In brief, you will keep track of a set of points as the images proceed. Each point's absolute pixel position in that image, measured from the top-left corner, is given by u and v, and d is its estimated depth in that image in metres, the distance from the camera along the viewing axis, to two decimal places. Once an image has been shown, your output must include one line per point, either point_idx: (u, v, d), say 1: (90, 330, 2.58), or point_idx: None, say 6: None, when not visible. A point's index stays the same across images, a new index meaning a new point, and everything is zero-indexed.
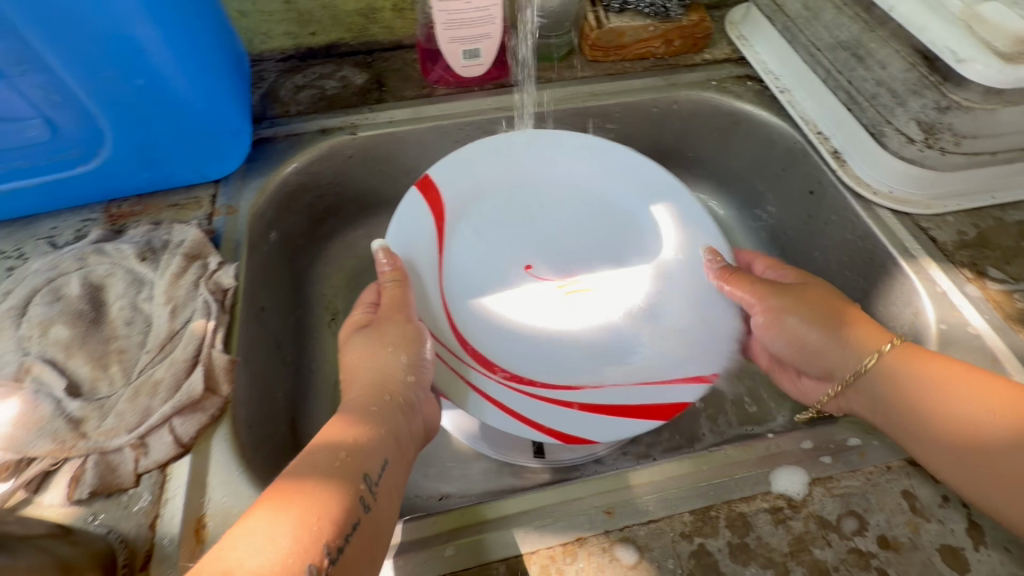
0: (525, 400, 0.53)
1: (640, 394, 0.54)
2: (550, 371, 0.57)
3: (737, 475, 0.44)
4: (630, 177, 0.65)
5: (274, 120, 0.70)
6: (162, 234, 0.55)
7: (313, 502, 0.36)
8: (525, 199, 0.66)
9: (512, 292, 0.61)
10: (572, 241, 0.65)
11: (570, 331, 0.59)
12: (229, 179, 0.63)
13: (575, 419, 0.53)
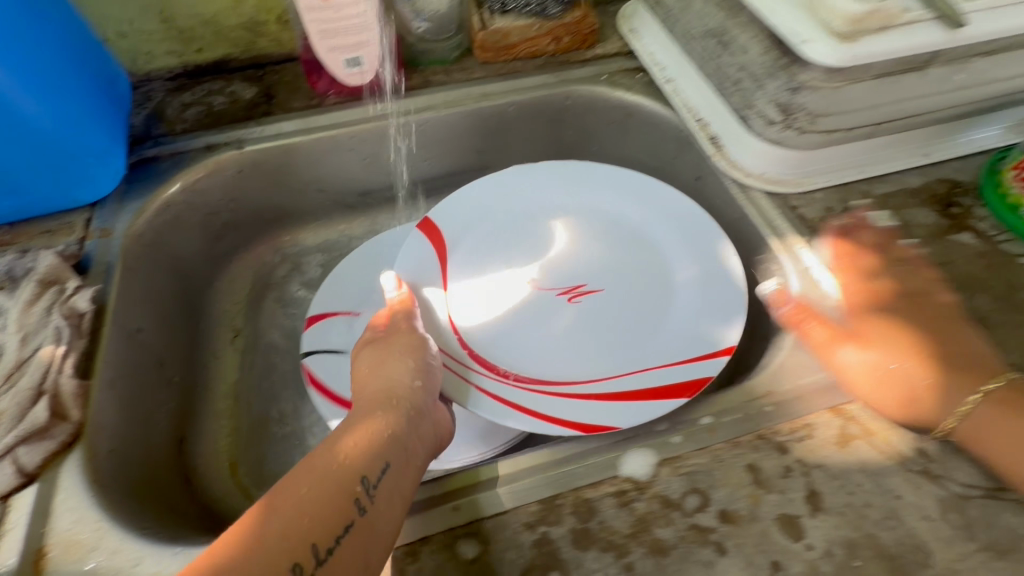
0: (536, 399, 0.54)
1: (649, 375, 0.54)
2: (565, 371, 0.56)
3: (588, 461, 0.44)
4: (623, 199, 0.67)
5: (159, 139, 0.69)
6: (25, 263, 0.54)
7: (289, 522, 0.36)
8: (542, 216, 0.68)
9: (520, 303, 0.61)
10: (579, 255, 0.65)
11: (579, 331, 0.60)
12: (105, 202, 0.62)
13: (592, 407, 0.50)
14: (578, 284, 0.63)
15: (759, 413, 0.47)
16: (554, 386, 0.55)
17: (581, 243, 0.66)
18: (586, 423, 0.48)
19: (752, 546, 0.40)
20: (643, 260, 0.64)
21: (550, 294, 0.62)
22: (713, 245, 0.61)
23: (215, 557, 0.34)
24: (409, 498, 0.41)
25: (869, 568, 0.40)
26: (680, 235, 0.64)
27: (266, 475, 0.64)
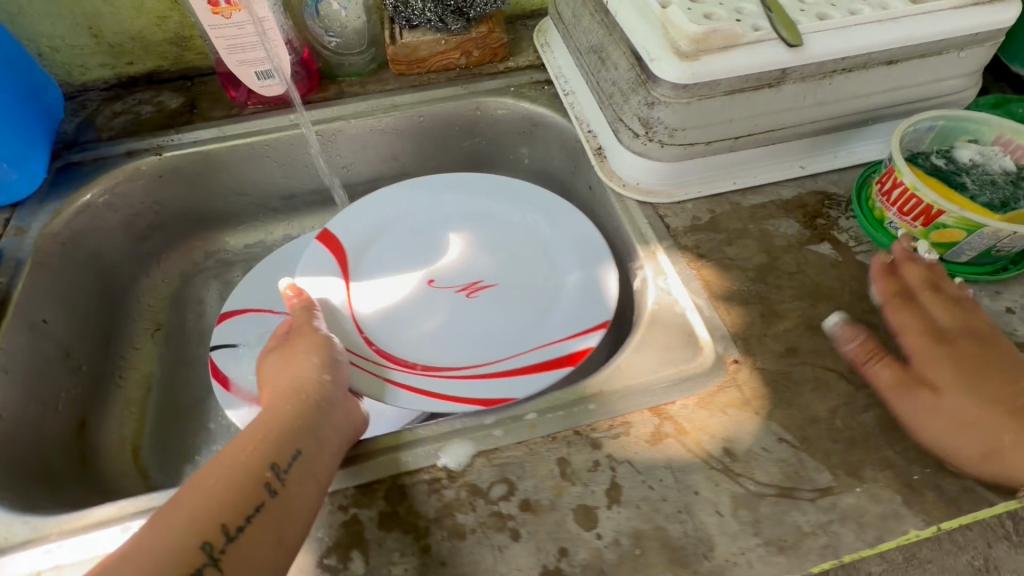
0: (440, 381, 0.56)
1: (542, 352, 0.58)
2: (468, 357, 0.60)
3: (410, 450, 0.47)
4: (522, 205, 0.72)
5: (85, 145, 0.75)
6: None
7: (199, 507, 0.38)
8: (437, 218, 0.73)
9: (424, 298, 0.65)
10: (470, 251, 0.70)
11: (482, 321, 0.63)
12: (25, 203, 0.68)
13: (488, 385, 0.54)
14: (475, 280, 0.67)
15: (581, 410, 0.50)
16: (458, 370, 0.58)
17: (477, 245, 0.70)
18: (481, 397, 0.52)
19: (544, 533, 0.43)
20: (528, 251, 0.69)
21: (452, 291, 0.66)
22: (587, 235, 0.67)
23: (126, 550, 0.36)
24: (323, 479, 0.43)
25: (652, 557, 0.42)
26: (559, 226, 0.69)
27: (166, 460, 0.68)
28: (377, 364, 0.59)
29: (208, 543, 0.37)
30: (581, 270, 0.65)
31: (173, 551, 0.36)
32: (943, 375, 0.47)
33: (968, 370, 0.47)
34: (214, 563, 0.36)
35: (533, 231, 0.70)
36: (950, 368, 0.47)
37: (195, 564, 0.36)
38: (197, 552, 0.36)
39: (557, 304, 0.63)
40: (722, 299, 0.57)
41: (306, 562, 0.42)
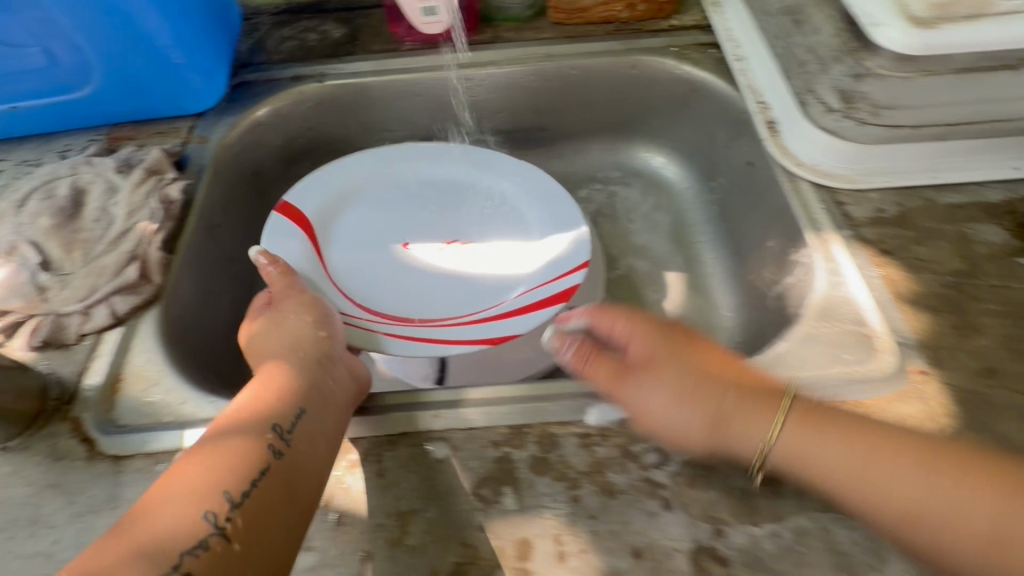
0: (452, 328, 0.63)
1: (541, 291, 0.65)
2: (451, 309, 0.66)
3: (561, 402, 0.47)
4: (495, 171, 0.76)
5: (258, 67, 0.79)
6: (140, 154, 0.66)
7: (204, 480, 0.39)
8: (394, 178, 0.76)
9: (392, 254, 0.71)
10: (429, 212, 0.75)
11: (467, 279, 0.69)
12: (207, 114, 0.72)
13: (496, 326, 0.62)
14: (452, 237, 0.72)
15: None
16: (460, 317, 0.65)
17: (435, 207, 0.75)
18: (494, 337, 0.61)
19: (699, 510, 0.42)
20: (490, 219, 0.74)
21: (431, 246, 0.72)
22: (562, 208, 0.71)
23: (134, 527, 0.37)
24: (329, 434, 0.44)
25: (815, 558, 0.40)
26: (523, 196, 0.74)
27: None
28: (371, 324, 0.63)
29: (212, 513, 0.38)
30: (555, 234, 0.70)
31: (185, 522, 0.38)
32: (675, 372, 0.45)
33: (669, 378, 0.45)
34: (223, 533, 0.38)
35: (496, 194, 0.75)
36: (654, 376, 0.45)
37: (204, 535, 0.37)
38: (205, 521, 0.38)
39: (536, 255, 0.70)
40: (909, 304, 0.51)
41: (460, 488, 0.43)
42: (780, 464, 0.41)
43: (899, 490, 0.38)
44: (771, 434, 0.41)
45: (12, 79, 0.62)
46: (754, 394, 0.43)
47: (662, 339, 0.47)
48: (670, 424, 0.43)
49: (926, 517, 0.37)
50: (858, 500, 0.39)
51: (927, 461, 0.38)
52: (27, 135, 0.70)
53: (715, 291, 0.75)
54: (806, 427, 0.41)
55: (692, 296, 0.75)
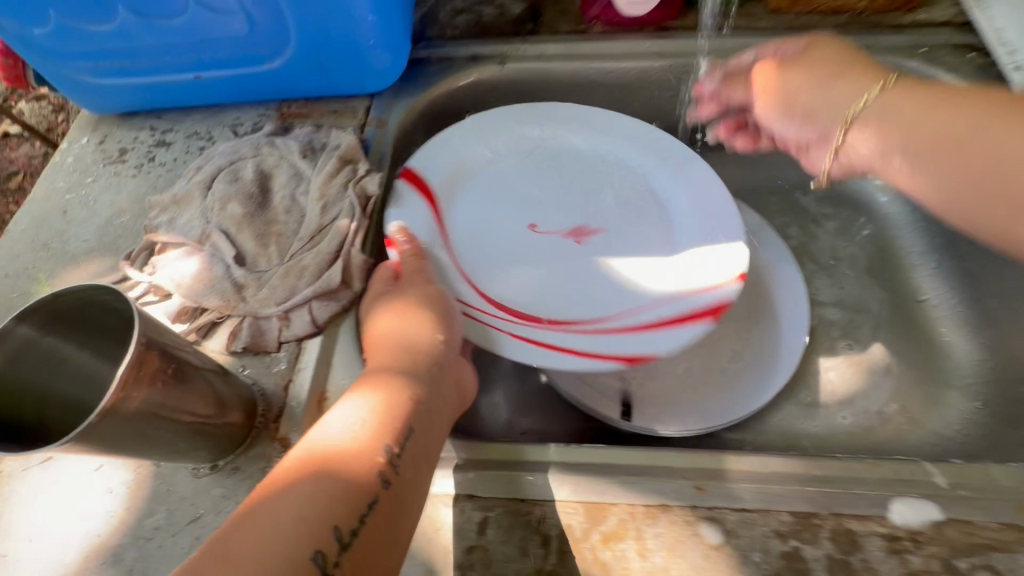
0: (577, 337, 0.50)
1: (680, 305, 0.51)
2: (579, 312, 0.53)
3: (854, 490, 0.39)
4: (635, 143, 0.62)
5: (430, 42, 0.70)
6: (322, 137, 0.60)
7: (298, 523, 0.30)
8: (527, 148, 0.62)
9: (519, 240, 0.57)
10: (564, 190, 0.61)
11: (605, 277, 0.55)
12: (383, 94, 0.65)
13: (625, 342, 0.49)
14: (581, 224, 0.59)
15: None
16: (592, 325, 0.51)
17: (564, 182, 0.61)
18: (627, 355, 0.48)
19: None
20: (630, 207, 0.60)
21: (556, 236, 0.58)
22: (709, 202, 0.57)
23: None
24: (433, 465, 0.37)
25: None
26: (669, 186, 0.60)
27: None
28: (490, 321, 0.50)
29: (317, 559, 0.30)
30: (705, 241, 0.55)
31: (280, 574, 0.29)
32: (844, 79, 0.47)
33: (829, 71, 0.48)
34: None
35: (634, 175, 0.61)
36: (818, 62, 0.49)
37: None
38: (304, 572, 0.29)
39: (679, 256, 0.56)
40: None
41: None
42: (859, 165, 0.47)
43: (961, 132, 0.39)
44: (859, 105, 0.45)
45: (202, 45, 0.57)
46: (859, 67, 0.47)
47: (840, 61, 0.48)
48: (779, 109, 0.52)
49: (972, 138, 0.39)
50: (896, 179, 0.44)
51: (968, 105, 0.40)
52: (198, 104, 0.66)
53: (941, 340, 0.65)
54: (898, 140, 0.43)
55: (911, 342, 0.65)
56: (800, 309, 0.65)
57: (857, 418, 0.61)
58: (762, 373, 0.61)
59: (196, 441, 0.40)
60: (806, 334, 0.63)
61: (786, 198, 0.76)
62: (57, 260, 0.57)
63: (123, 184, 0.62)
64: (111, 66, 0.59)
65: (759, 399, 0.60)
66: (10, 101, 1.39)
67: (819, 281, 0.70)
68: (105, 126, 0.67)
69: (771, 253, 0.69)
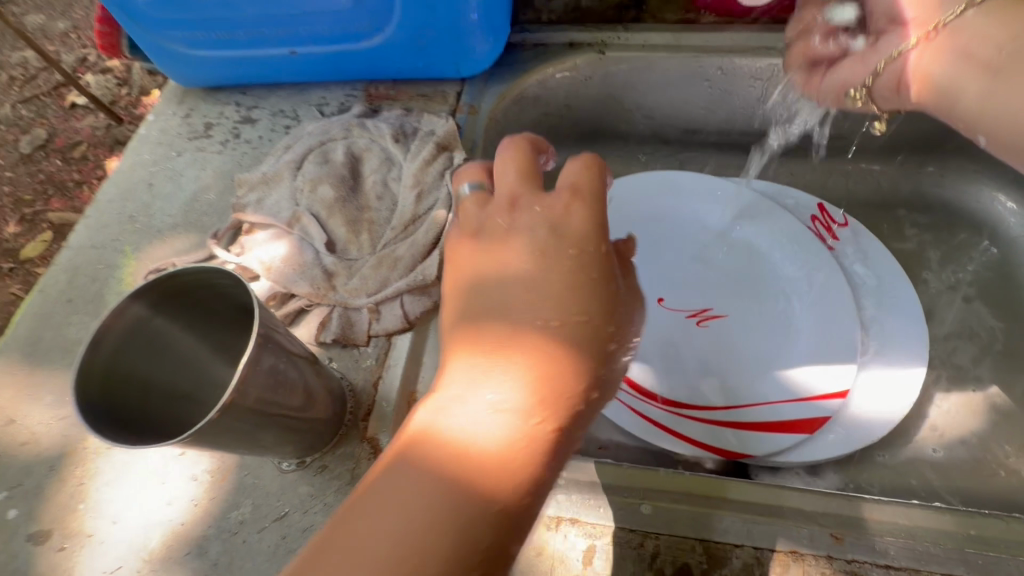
0: (691, 424, 0.56)
1: (795, 411, 0.56)
2: (698, 391, 0.59)
3: (1019, 555, 0.35)
4: (772, 230, 0.67)
5: (524, 27, 0.67)
6: (413, 121, 0.57)
7: (423, 541, 0.25)
8: (662, 220, 0.69)
9: (646, 314, 0.64)
10: (686, 269, 0.66)
11: (722, 362, 0.60)
12: (475, 80, 0.62)
13: (736, 436, 0.55)
14: (705, 307, 0.64)
15: None
16: (707, 410, 0.57)
17: (695, 266, 0.66)
18: (736, 451, 0.54)
19: None
20: (750, 292, 0.64)
21: (680, 314, 0.63)
22: (833, 299, 0.61)
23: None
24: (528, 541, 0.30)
25: None
26: (788, 279, 0.64)
27: None
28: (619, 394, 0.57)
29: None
30: (817, 351, 0.59)
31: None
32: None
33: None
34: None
35: (768, 261, 0.66)
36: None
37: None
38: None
39: (797, 352, 0.60)
40: None
41: None
42: (935, 83, 0.43)
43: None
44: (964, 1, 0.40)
45: (301, 20, 0.55)
46: None
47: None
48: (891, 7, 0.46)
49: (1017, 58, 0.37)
50: (968, 104, 0.40)
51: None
52: (285, 81, 0.64)
53: None
54: (957, 40, 0.40)
55: None
56: (918, 336, 0.59)
57: (977, 463, 0.55)
58: (877, 404, 0.56)
59: (282, 438, 0.37)
60: (923, 364, 0.58)
61: (893, 213, 0.70)
62: (142, 234, 0.56)
63: (208, 159, 0.60)
64: (208, 37, 0.58)
65: (870, 433, 0.54)
66: (79, 72, 1.41)
67: (931, 306, 0.64)
68: (190, 99, 0.66)
69: (883, 276, 0.64)
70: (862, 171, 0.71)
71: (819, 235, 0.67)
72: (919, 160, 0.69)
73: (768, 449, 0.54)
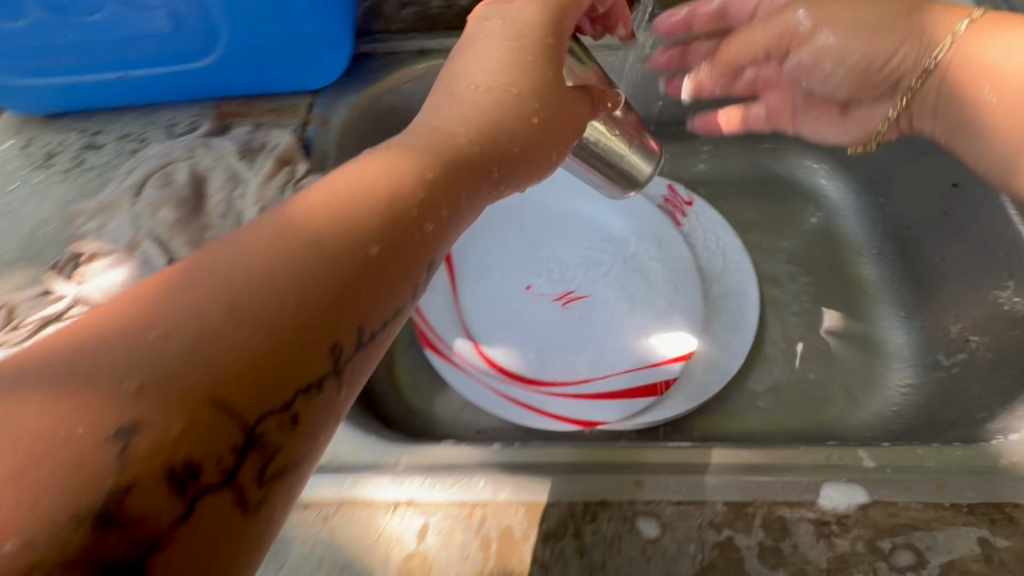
0: (550, 400, 0.60)
1: (643, 376, 0.62)
2: (559, 369, 0.63)
3: (786, 477, 0.40)
4: (625, 214, 0.73)
5: (375, 36, 0.69)
6: (261, 137, 0.58)
7: (199, 345, 0.23)
8: (530, 214, 0.74)
9: (513, 302, 0.68)
10: (551, 256, 0.71)
11: (581, 339, 0.65)
12: (326, 90, 0.63)
13: (591, 407, 0.60)
14: (568, 289, 0.68)
15: (995, 475, 0.40)
16: (565, 385, 0.62)
17: (560, 252, 0.71)
18: (589, 420, 0.58)
19: None
20: (609, 270, 0.70)
21: (547, 299, 0.68)
22: (680, 271, 0.69)
23: (61, 383, 0.21)
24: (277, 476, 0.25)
25: None
26: (642, 256, 0.70)
27: (423, 385, 0.65)
28: (485, 379, 0.61)
29: (147, 432, 0.21)
30: (665, 320, 0.66)
31: (87, 427, 0.20)
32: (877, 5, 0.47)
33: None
34: (230, 488, 0.23)
35: (625, 242, 0.71)
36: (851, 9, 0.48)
37: (163, 523, 0.21)
38: (113, 451, 0.20)
39: (647, 322, 0.66)
40: None
41: None
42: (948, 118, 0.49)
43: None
44: (943, 49, 0.46)
45: (127, 43, 0.54)
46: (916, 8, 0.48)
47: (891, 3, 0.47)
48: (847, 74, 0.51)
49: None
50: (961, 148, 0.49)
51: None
52: (129, 104, 0.63)
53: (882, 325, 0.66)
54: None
55: (855, 325, 0.67)
56: (750, 297, 0.67)
57: (802, 402, 0.63)
58: (717, 358, 0.64)
59: None
60: (754, 322, 0.66)
61: (736, 189, 0.78)
62: None
63: (50, 190, 0.58)
64: (30, 65, 0.56)
65: (708, 389, 0.61)
66: None
67: (766, 270, 0.72)
68: (30, 128, 0.63)
69: (723, 246, 0.71)
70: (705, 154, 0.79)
71: (671, 214, 0.74)
72: (749, 141, 0.78)
73: (623, 412, 0.59)
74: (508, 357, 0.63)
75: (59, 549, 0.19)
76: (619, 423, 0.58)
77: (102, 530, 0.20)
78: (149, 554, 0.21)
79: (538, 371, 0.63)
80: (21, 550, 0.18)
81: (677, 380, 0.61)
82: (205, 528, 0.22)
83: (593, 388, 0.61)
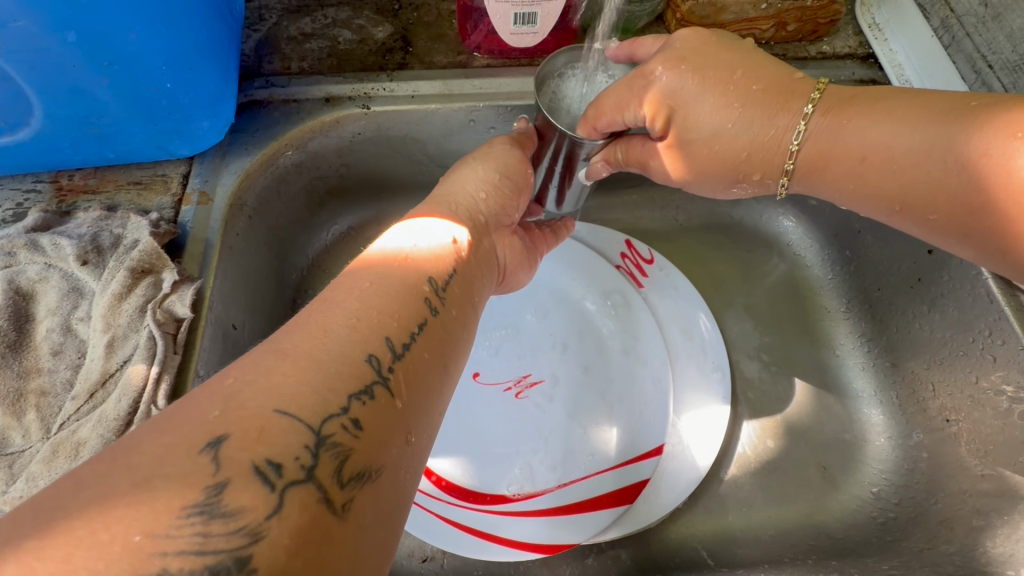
0: (508, 523, 0.51)
1: (613, 480, 0.54)
2: (517, 477, 0.54)
3: None
4: (580, 278, 0.64)
5: (270, 78, 0.55)
6: (114, 228, 0.44)
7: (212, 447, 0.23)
8: None
9: (461, 398, 0.58)
10: (501, 335, 0.61)
11: (541, 436, 0.56)
12: (206, 155, 0.50)
13: (556, 525, 0.51)
14: (522, 374, 0.59)
15: None
16: (527, 499, 0.53)
17: (515, 330, 0.62)
18: (554, 546, 0.50)
19: None
20: (568, 346, 0.61)
21: (498, 389, 0.58)
22: (644, 341, 0.61)
23: (173, 419, 0.24)
24: (338, 532, 0.23)
25: None
26: (604, 327, 0.62)
27: None
28: (432, 506, 0.52)
29: (232, 440, 0.23)
30: (637, 405, 0.58)
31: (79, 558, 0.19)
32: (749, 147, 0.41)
33: (713, 82, 0.41)
34: (311, 483, 0.24)
35: (584, 312, 0.63)
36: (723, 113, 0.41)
37: (259, 516, 0.22)
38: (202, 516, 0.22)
39: (613, 409, 0.58)
40: None
41: None
42: None
43: (944, 192, 0.36)
44: (798, 137, 0.40)
45: None
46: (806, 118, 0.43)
47: (775, 91, 0.41)
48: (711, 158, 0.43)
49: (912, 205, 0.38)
50: None
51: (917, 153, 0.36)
52: None
53: (855, 393, 0.62)
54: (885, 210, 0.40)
55: (830, 398, 0.62)
56: (723, 371, 0.60)
57: (783, 487, 0.57)
58: (694, 447, 0.56)
59: None
60: (728, 401, 0.58)
61: (695, 241, 0.71)
62: None
63: None
64: None
65: (686, 489, 0.54)
66: None
67: (733, 335, 0.66)
68: None
69: (688, 309, 0.64)
70: (661, 202, 0.71)
71: (630, 274, 0.66)
72: None
73: (590, 530, 0.51)
74: (458, 470, 0.54)
75: (174, 544, 0.20)
76: (588, 540, 0.51)
77: (207, 523, 0.21)
78: (249, 556, 0.21)
79: (492, 483, 0.54)
80: (144, 539, 0.20)
81: (647, 484, 0.54)
82: (293, 519, 0.23)
83: (558, 497, 0.53)
